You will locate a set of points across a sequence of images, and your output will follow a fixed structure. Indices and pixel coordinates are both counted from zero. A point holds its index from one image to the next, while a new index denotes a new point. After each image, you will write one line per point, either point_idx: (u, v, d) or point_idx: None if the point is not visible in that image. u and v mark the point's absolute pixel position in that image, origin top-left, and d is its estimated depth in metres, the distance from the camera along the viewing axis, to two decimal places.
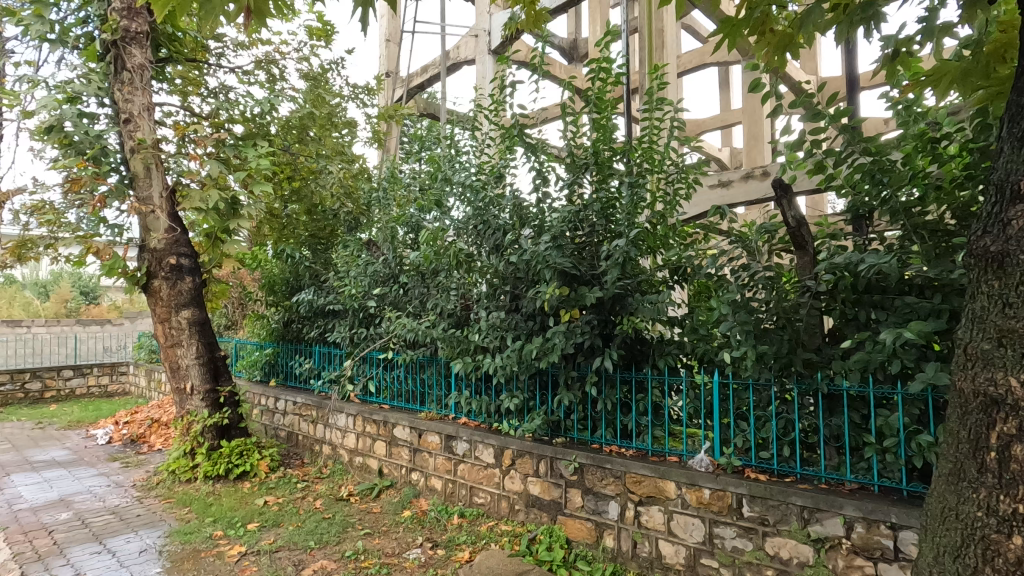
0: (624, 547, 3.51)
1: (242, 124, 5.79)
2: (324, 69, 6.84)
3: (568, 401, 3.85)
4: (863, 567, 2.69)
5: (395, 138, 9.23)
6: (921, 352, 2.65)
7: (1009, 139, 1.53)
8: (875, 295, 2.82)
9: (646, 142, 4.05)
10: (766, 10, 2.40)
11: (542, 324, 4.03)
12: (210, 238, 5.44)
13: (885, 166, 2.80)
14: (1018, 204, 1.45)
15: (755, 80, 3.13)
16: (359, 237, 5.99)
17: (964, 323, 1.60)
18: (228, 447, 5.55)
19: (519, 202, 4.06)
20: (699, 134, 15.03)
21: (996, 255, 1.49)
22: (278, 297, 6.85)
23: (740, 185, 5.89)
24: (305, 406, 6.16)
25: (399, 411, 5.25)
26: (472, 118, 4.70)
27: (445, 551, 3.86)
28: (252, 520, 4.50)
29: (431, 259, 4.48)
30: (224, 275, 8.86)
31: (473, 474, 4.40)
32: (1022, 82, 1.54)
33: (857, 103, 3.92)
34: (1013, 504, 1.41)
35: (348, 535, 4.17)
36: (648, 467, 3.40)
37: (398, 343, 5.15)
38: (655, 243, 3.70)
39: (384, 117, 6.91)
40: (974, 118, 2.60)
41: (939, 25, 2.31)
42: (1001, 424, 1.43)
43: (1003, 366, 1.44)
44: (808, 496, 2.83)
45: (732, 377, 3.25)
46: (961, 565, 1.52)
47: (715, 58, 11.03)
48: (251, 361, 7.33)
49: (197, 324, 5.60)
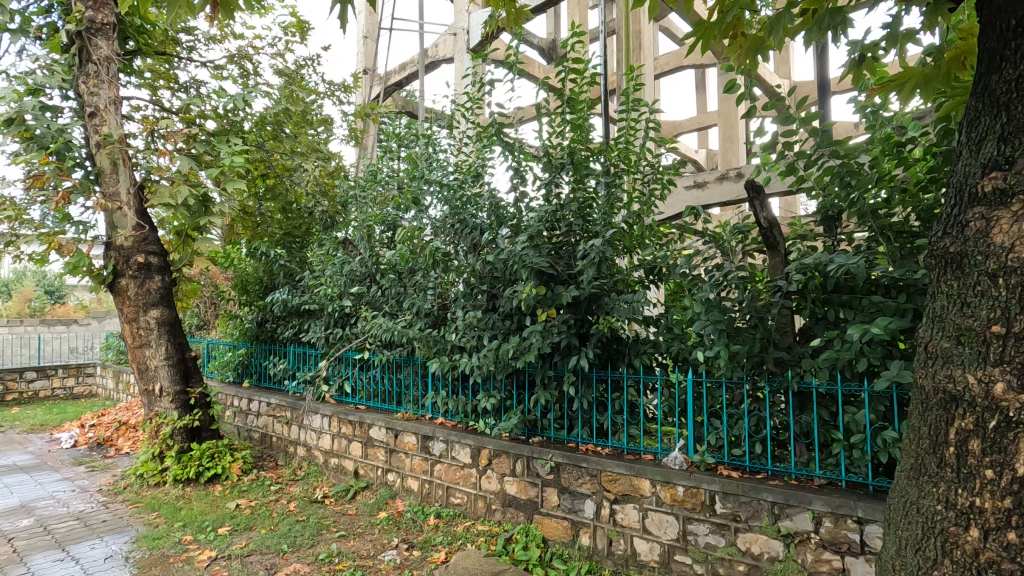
0: (600, 545, 3.53)
1: (214, 120, 5.66)
2: (300, 65, 6.72)
3: (544, 400, 3.88)
4: (831, 561, 2.75)
5: (372, 135, 9.17)
6: (886, 351, 2.72)
7: (967, 143, 1.57)
8: (843, 295, 2.88)
9: (622, 143, 4.06)
10: (738, 13, 2.41)
11: (519, 324, 4.04)
12: (181, 237, 5.31)
13: (853, 168, 2.85)
14: (976, 206, 1.49)
15: (730, 82, 3.16)
16: (335, 235, 5.92)
17: (925, 322, 1.64)
18: (199, 450, 5.43)
19: (497, 202, 4.08)
20: (676, 136, 15.28)
21: (955, 256, 1.53)
22: (252, 296, 6.70)
23: (715, 186, 5.95)
24: (279, 406, 6.07)
25: (374, 411, 5.20)
26: (451, 117, 4.69)
27: (421, 552, 3.83)
28: (223, 524, 4.40)
29: (408, 259, 4.44)
30: (195, 274, 8.68)
31: (449, 474, 4.38)
32: (980, 87, 1.58)
33: (827, 108, 4.00)
34: (970, 497, 1.45)
35: (322, 538, 4.11)
36: (623, 465, 3.43)
37: (375, 343, 5.10)
38: (631, 243, 3.75)
39: (360, 114, 6.83)
40: (936, 125, 2.67)
41: (902, 32, 2.35)
42: (960, 420, 1.48)
43: (961, 363, 1.48)
44: (778, 492, 2.89)
45: (706, 376, 3.30)
46: (921, 557, 1.56)
47: (692, 59, 11.15)
48: (224, 362, 7.19)
49: (166, 324, 5.45)
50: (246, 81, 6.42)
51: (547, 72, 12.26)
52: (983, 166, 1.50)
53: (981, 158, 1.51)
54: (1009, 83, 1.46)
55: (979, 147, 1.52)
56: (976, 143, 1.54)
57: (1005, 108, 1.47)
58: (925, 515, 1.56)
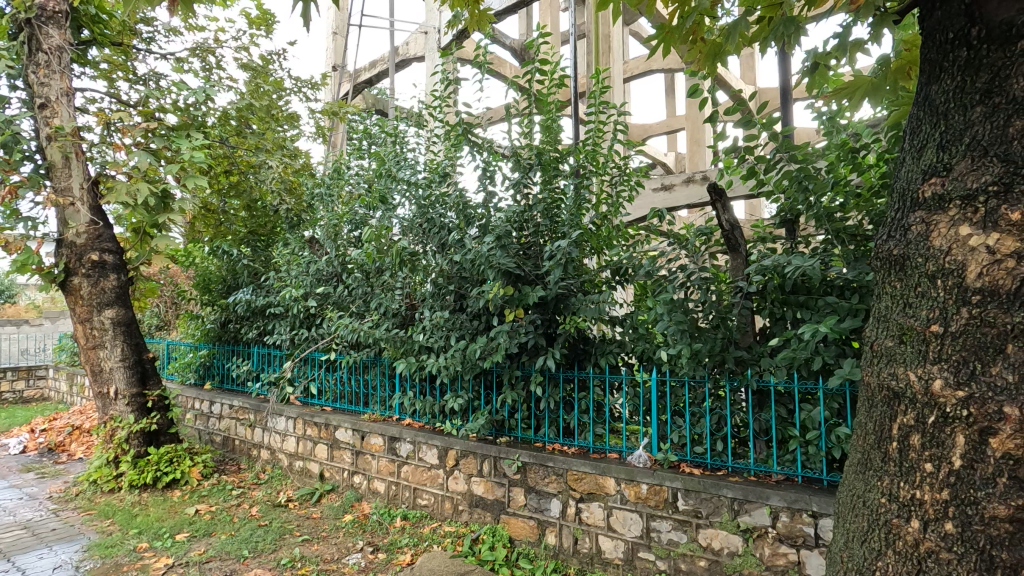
0: (566, 544, 3.55)
1: (174, 114, 5.48)
2: (266, 59, 6.58)
3: (511, 399, 3.90)
4: (788, 554, 2.83)
5: (341, 133, 9.07)
6: (840, 350, 2.81)
7: (910, 150, 1.64)
8: (800, 296, 2.96)
9: (591, 144, 4.08)
10: (698, 19, 2.45)
11: (487, 324, 4.03)
12: (138, 234, 5.13)
13: (811, 173, 2.95)
14: (917, 211, 1.55)
15: (693, 86, 3.20)
16: (301, 234, 5.81)
17: (872, 323, 1.70)
18: (157, 454, 5.26)
19: (465, 202, 4.03)
20: (644, 139, 15.62)
21: (898, 258, 1.60)
22: (214, 296, 6.50)
23: (681, 188, 6.05)
24: (242, 409, 5.93)
25: (341, 413, 5.14)
26: (419, 116, 4.66)
27: (387, 555, 3.79)
28: (181, 530, 4.28)
29: (375, 258, 4.38)
30: (154, 272, 8.43)
31: (416, 475, 4.34)
32: (921, 94, 1.65)
33: (789, 114, 4.09)
34: (911, 490, 1.51)
35: (285, 542, 4.03)
36: (589, 464, 3.46)
37: (341, 344, 5.03)
38: (599, 244, 3.79)
39: (329, 112, 6.73)
40: (888, 133, 2.76)
41: (851, 42, 2.40)
42: (902, 415, 1.54)
43: (903, 362, 1.54)
44: (738, 488, 2.95)
45: (670, 375, 3.36)
46: (867, 549, 1.61)
47: (661, 63, 11.34)
48: (184, 363, 7.01)
49: (122, 324, 5.28)
50: (208, 75, 6.25)
51: (517, 73, 12.38)
52: (923, 172, 1.56)
53: (922, 164, 1.58)
54: (948, 94, 1.53)
55: (921, 154, 1.59)
56: (917, 151, 1.61)
57: (945, 117, 1.53)
58: (871, 508, 1.61)
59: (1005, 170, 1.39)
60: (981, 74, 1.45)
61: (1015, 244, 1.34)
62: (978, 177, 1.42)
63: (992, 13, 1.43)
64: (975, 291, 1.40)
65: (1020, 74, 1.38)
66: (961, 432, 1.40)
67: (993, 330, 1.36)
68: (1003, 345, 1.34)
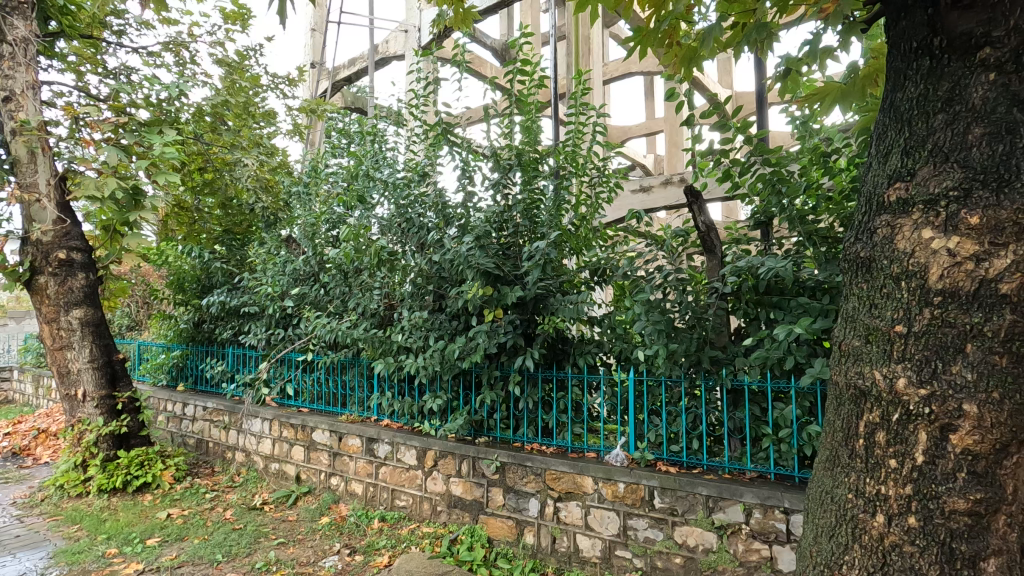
0: (544, 543, 3.56)
1: (146, 110, 5.34)
2: (242, 55, 6.46)
3: (490, 399, 3.90)
4: (760, 550, 2.88)
5: (318, 132, 9.09)
6: (811, 349, 2.88)
7: (876, 156, 1.68)
8: (774, 297, 3.02)
9: (570, 146, 4.10)
10: (673, 23, 2.47)
11: (466, 324, 4.03)
12: (108, 232, 5.00)
13: (783, 176, 3.01)
14: (883, 214, 1.59)
15: (671, 89, 3.23)
16: (277, 234, 5.73)
17: (839, 323, 1.74)
18: (127, 458, 5.13)
19: (444, 202, 4.01)
20: (624, 141, 15.77)
21: (865, 260, 1.64)
22: (188, 296, 6.39)
23: (660, 190, 6.12)
24: (216, 410, 5.83)
25: (318, 414, 5.09)
26: (399, 115, 4.62)
27: (364, 557, 3.76)
28: (152, 535, 4.18)
29: (352, 258, 4.34)
30: (125, 271, 8.25)
31: (394, 476, 4.31)
32: (887, 100, 1.69)
33: (765, 118, 4.16)
34: (877, 486, 1.54)
35: (260, 545, 3.97)
36: (567, 464, 3.48)
37: (319, 344, 4.98)
38: (578, 244, 3.82)
39: (306, 109, 6.64)
40: (857, 138, 2.82)
41: (821, 48, 2.44)
42: (868, 413, 1.58)
43: (869, 361, 1.58)
44: (713, 486, 3.00)
45: (647, 374, 3.40)
46: (835, 543, 1.64)
47: (641, 66, 11.45)
48: (157, 364, 6.88)
49: (91, 324, 5.15)
50: (182, 70, 6.11)
51: (498, 73, 12.39)
52: (888, 177, 1.60)
53: (887, 169, 1.61)
54: (911, 101, 1.58)
55: (885, 160, 1.63)
56: (882, 156, 1.65)
57: (909, 124, 1.58)
58: (838, 503, 1.65)
59: (964, 175, 1.44)
60: (943, 83, 1.50)
61: (974, 247, 1.40)
62: (939, 182, 1.47)
63: (951, 24, 1.48)
64: (936, 292, 1.45)
65: (979, 83, 1.44)
66: (923, 429, 1.45)
67: (953, 331, 1.42)
68: (963, 345, 1.40)
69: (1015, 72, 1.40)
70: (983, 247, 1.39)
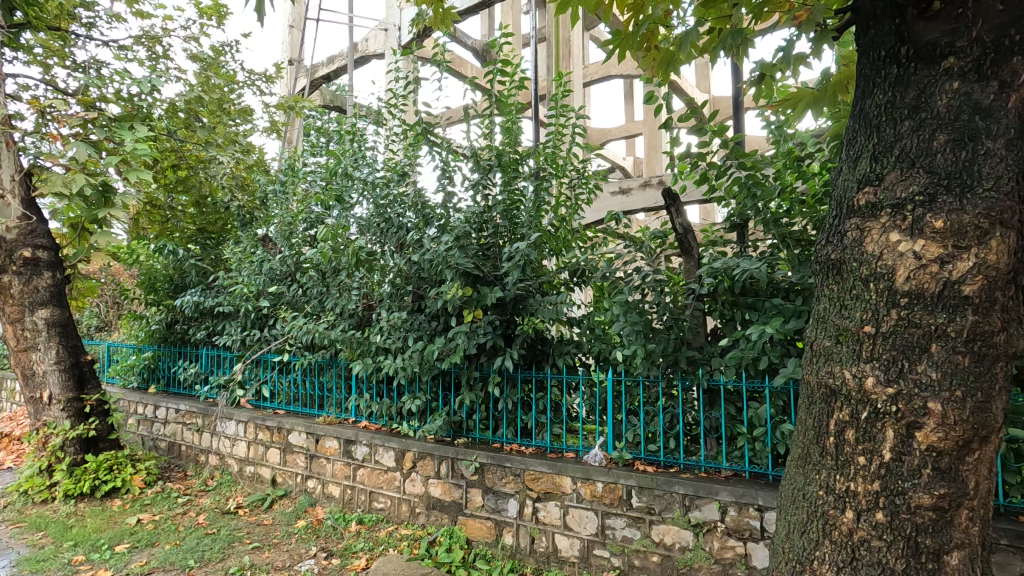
0: (523, 543, 3.56)
1: (117, 105, 5.20)
2: (217, 51, 6.34)
3: (469, 400, 3.89)
4: (735, 548, 2.92)
5: (296, 130, 8.97)
6: (785, 349, 2.94)
7: (845, 160, 1.71)
8: (749, 298, 3.08)
9: (550, 148, 4.11)
10: (651, 26, 2.50)
11: (445, 325, 4.01)
12: (76, 230, 4.85)
13: (758, 180, 3.07)
14: (853, 217, 1.62)
15: (649, 92, 3.26)
16: (253, 233, 5.64)
17: (810, 324, 1.76)
18: (96, 462, 4.99)
19: (424, 202, 4.00)
20: (604, 143, 15.89)
21: (835, 262, 1.66)
22: (160, 296, 6.26)
23: (638, 192, 6.17)
24: (189, 413, 5.71)
25: (294, 416, 5.02)
26: (379, 114, 4.58)
27: (341, 560, 3.72)
28: (121, 541, 4.08)
29: (330, 258, 4.29)
30: (94, 271, 8.03)
31: (372, 478, 4.27)
32: (857, 106, 1.72)
33: (741, 122, 4.23)
34: (846, 482, 1.57)
35: (234, 550, 3.90)
36: (545, 464, 3.49)
37: (296, 345, 4.91)
38: (558, 246, 3.84)
39: (284, 107, 6.54)
40: (829, 143, 2.89)
41: (794, 55, 2.50)
42: (839, 412, 1.61)
43: (840, 361, 1.61)
44: (689, 484, 3.04)
45: (625, 375, 3.42)
46: (806, 540, 1.66)
47: (621, 69, 11.56)
48: (127, 366, 6.71)
49: (57, 325, 5.00)
50: (155, 65, 5.97)
51: (478, 73, 12.38)
52: (858, 181, 1.63)
53: (857, 174, 1.65)
54: (879, 108, 1.62)
55: (855, 164, 1.66)
56: (852, 161, 1.68)
57: (877, 130, 1.62)
58: (809, 500, 1.67)
59: (930, 180, 1.49)
60: (909, 91, 1.55)
61: (939, 250, 1.45)
62: (906, 187, 1.52)
63: (918, 33, 1.53)
64: (903, 294, 1.49)
65: (943, 91, 1.49)
66: (890, 427, 1.50)
67: (918, 331, 1.47)
68: (928, 345, 1.46)
69: (978, 82, 1.45)
70: (947, 250, 1.45)
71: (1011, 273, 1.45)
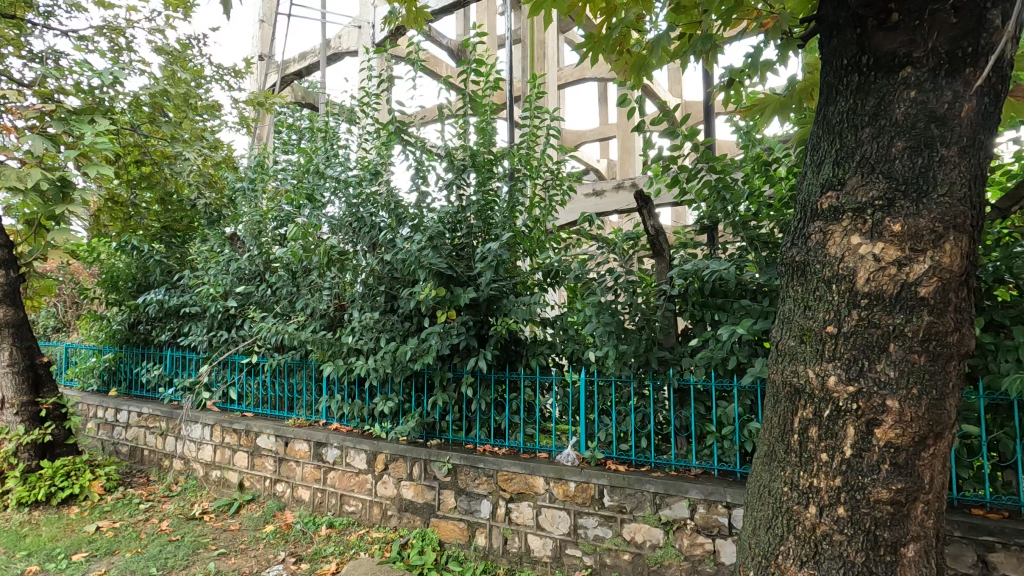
0: (495, 544, 3.56)
1: (76, 97, 5.01)
2: (184, 44, 6.18)
3: (442, 401, 3.87)
4: (704, 544, 2.98)
5: (266, 126, 8.80)
6: (752, 349, 3.00)
7: (809, 165, 1.75)
8: (718, 299, 3.14)
9: (525, 149, 4.12)
10: (624, 30, 2.52)
11: (418, 325, 3.98)
12: (31, 227, 4.66)
13: (728, 183, 3.13)
14: (817, 220, 1.67)
15: (623, 95, 3.30)
16: (221, 231, 5.51)
17: (776, 325, 1.80)
18: (52, 468, 4.80)
19: (397, 202, 3.96)
20: (578, 145, 16.01)
21: (800, 264, 1.71)
22: (122, 296, 6.08)
23: (611, 195, 6.23)
24: (152, 416, 5.54)
25: (263, 419, 4.92)
26: (351, 112, 4.52)
27: (310, 565, 3.65)
28: (78, 550, 3.93)
29: (301, 257, 4.21)
30: (51, 270, 7.74)
31: (343, 481, 4.21)
32: (821, 112, 1.76)
33: (712, 126, 4.31)
34: (810, 479, 1.61)
35: (198, 557, 3.79)
36: (518, 464, 3.49)
37: (264, 347, 4.81)
38: (532, 246, 3.84)
39: (254, 103, 6.40)
40: (795, 148, 2.97)
41: (761, 61, 2.55)
42: (802, 410, 1.65)
43: (803, 360, 1.65)
44: (660, 482, 3.08)
45: (597, 375, 3.45)
46: (771, 535, 1.70)
47: (595, 72, 11.66)
48: (86, 368, 6.47)
49: (11, 325, 4.81)
50: (117, 57, 5.78)
51: (452, 73, 12.33)
52: (821, 185, 1.68)
53: (820, 178, 1.69)
54: (842, 115, 1.66)
55: (818, 169, 1.71)
56: (816, 166, 1.72)
57: (839, 135, 1.66)
58: (774, 496, 1.71)
59: (888, 186, 1.54)
60: (869, 99, 1.60)
61: (897, 253, 1.51)
62: (867, 192, 1.57)
63: (878, 43, 1.58)
64: (864, 295, 1.54)
65: (901, 100, 1.54)
66: (851, 424, 1.54)
67: (878, 331, 1.52)
68: (886, 344, 1.51)
69: (933, 91, 1.51)
70: (904, 253, 1.50)
71: (964, 276, 1.51)
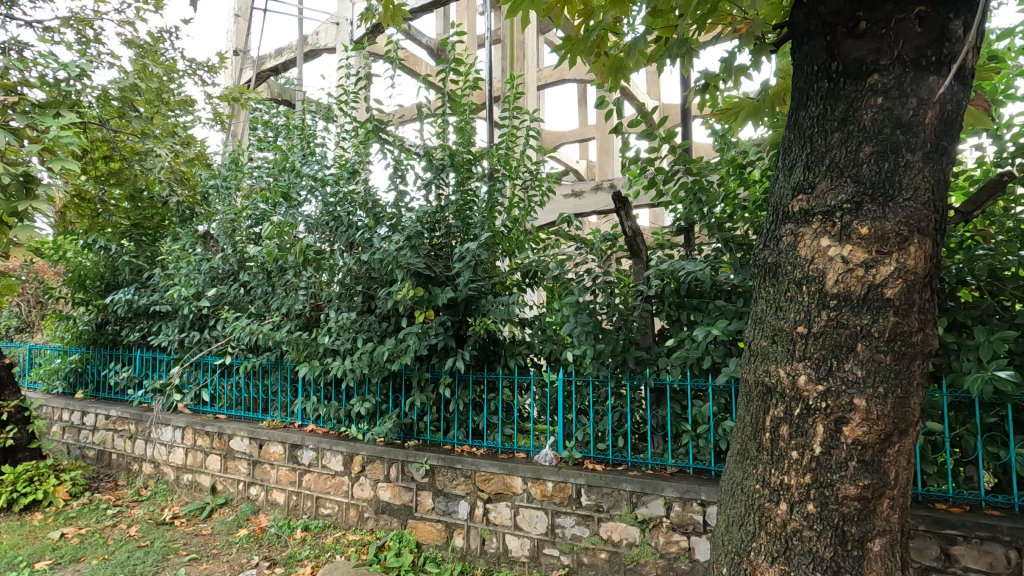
0: (473, 545, 3.55)
1: (41, 90, 4.84)
2: (155, 37, 6.02)
3: (420, 402, 3.85)
4: (679, 542, 3.01)
5: (241, 123, 8.63)
6: (727, 349, 3.05)
7: (781, 168, 1.79)
8: (694, 300, 3.19)
9: (504, 149, 4.12)
10: (601, 33, 2.54)
11: (396, 325, 3.94)
12: None
13: (703, 186, 3.18)
14: (788, 223, 1.70)
15: (601, 97, 3.32)
16: (194, 229, 5.38)
17: (749, 325, 1.83)
18: (14, 473, 4.65)
19: (375, 201, 3.92)
20: (557, 147, 16.08)
21: (772, 266, 1.74)
22: (89, 295, 5.92)
23: (590, 195, 6.27)
24: (120, 419, 5.39)
25: (237, 421, 4.83)
26: (329, 109, 4.46)
27: (285, 569, 3.59)
28: (41, 558, 3.80)
29: (276, 256, 4.14)
30: (14, 269, 7.49)
31: (319, 483, 4.15)
32: (793, 115, 1.80)
33: (689, 128, 4.37)
34: (781, 476, 1.65)
35: (169, 563, 3.71)
36: (497, 465, 3.49)
37: (239, 348, 4.73)
38: (510, 246, 3.85)
39: (228, 98, 6.28)
40: (769, 151, 3.02)
41: (735, 66, 2.59)
42: (774, 408, 1.68)
43: (775, 360, 1.68)
44: (636, 481, 3.11)
45: (575, 375, 3.47)
46: (744, 532, 1.73)
47: (575, 74, 11.71)
48: (51, 370, 6.27)
49: None
50: (85, 49, 5.60)
51: (432, 72, 12.26)
52: (793, 189, 1.72)
53: (792, 181, 1.73)
54: (813, 119, 1.70)
55: (790, 172, 1.74)
56: (788, 169, 1.75)
57: (810, 140, 1.70)
58: (747, 494, 1.74)
59: (856, 189, 1.58)
60: (838, 104, 1.64)
61: (864, 255, 1.54)
62: (836, 196, 1.61)
63: (847, 50, 1.62)
64: (833, 296, 1.58)
65: (868, 106, 1.58)
66: (820, 422, 1.58)
67: (846, 331, 1.56)
68: (854, 344, 1.54)
69: (898, 98, 1.55)
70: (871, 255, 1.54)
71: (928, 277, 1.56)
